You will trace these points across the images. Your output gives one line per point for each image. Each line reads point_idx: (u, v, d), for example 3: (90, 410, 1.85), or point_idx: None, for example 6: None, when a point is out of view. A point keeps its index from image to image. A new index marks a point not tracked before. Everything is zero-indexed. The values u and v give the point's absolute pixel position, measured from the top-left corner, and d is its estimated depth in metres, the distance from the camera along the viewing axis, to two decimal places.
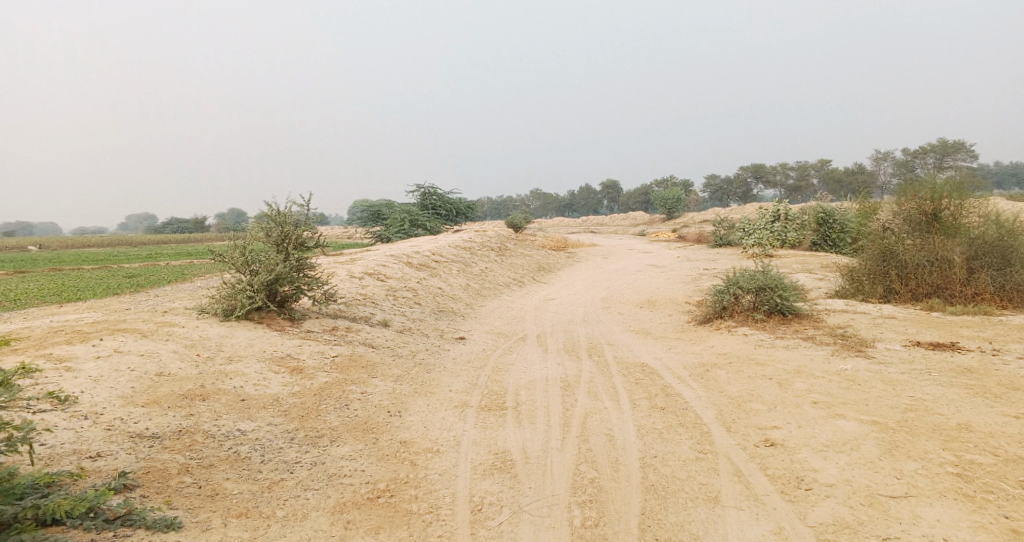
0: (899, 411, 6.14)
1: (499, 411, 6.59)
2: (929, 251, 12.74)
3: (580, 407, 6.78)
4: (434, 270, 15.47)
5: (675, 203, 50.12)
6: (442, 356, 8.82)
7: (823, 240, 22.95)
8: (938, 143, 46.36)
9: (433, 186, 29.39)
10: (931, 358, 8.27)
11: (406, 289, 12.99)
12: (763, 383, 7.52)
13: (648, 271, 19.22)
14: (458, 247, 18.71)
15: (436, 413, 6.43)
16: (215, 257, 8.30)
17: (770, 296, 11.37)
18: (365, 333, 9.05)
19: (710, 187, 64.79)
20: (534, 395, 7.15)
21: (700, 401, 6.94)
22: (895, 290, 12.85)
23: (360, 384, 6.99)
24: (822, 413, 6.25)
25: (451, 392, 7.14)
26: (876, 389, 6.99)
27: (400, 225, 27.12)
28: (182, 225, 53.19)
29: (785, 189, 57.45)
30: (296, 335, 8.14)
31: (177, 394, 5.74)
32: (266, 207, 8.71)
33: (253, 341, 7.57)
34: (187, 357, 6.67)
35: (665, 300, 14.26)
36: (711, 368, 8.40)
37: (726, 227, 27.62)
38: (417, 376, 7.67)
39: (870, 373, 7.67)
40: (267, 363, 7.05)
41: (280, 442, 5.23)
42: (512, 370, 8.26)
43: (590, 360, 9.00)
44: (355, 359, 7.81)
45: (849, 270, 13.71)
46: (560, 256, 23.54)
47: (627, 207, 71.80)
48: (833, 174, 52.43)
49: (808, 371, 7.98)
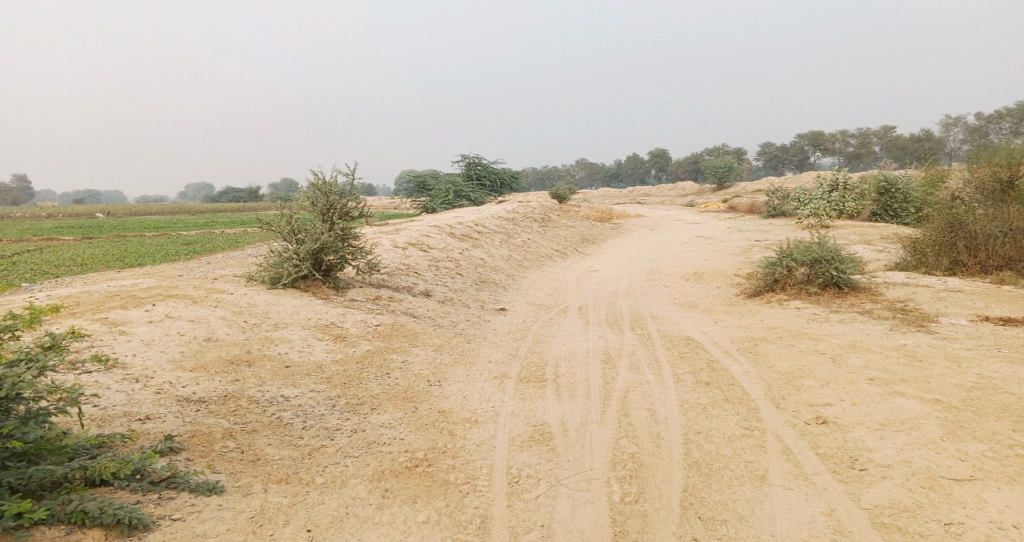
0: (963, 389, 5.80)
1: (540, 383, 6.52)
2: (1002, 221, 11.97)
3: (622, 380, 6.64)
4: (478, 240, 15.44)
5: (726, 172, 48.68)
6: (483, 327, 8.79)
7: (883, 211, 21.93)
8: (1014, 106, 43.48)
9: (478, 156, 29.26)
10: (1000, 334, 7.79)
11: (449, 259, 13.00)
12: (816, 359, 7.22)
13: (697, 243, 18.75)
14: (502, 218, 18.62)
15: (477, 383, 6.40)
16: (262, 226, 8.42)
17: (826, 269, 10.91)
18: (408, 303, 9.09)
19: (764, 155, 62.67)
20: (575, 367, 7.05)
21: (748, 376, 6.71)
22: (963, 262, 12.14)
23: (401, 353, 7.02)
24: (878, 391, 5.96)
25: (491, 363, 7.12)
26: (938, 366, 6.62)
27: (445, 195, 27.19)
28: (236, 196, 54.66)
29: (844, 157, 55.07)
30: (340, 304, 8.22)
31: (223, 360, 5.85)
32: (312, 177, 8.75)
33: (298, 309, 7.68)
34: (234, 323, 6.81)
35: (713, 272, 13.89)
36: (760, 342, 8.13)
37: (780, 198, 26.68)
38: (458, 346, 7.66)
39: (932, 350, 7.27)
40: (311, 331, 7.13)
41: (322, 409, 5.28)
42: (554, 342, 8.17)
43: (634, 332, 8.83)
44: (398, 329, 7.84)
45: (913, 242, 13.05)
46: (606, 227, 23.21)
47: (676, 177, 70.24)
48: (896, 141, 49.94)
49: (865, 346, 7.63)
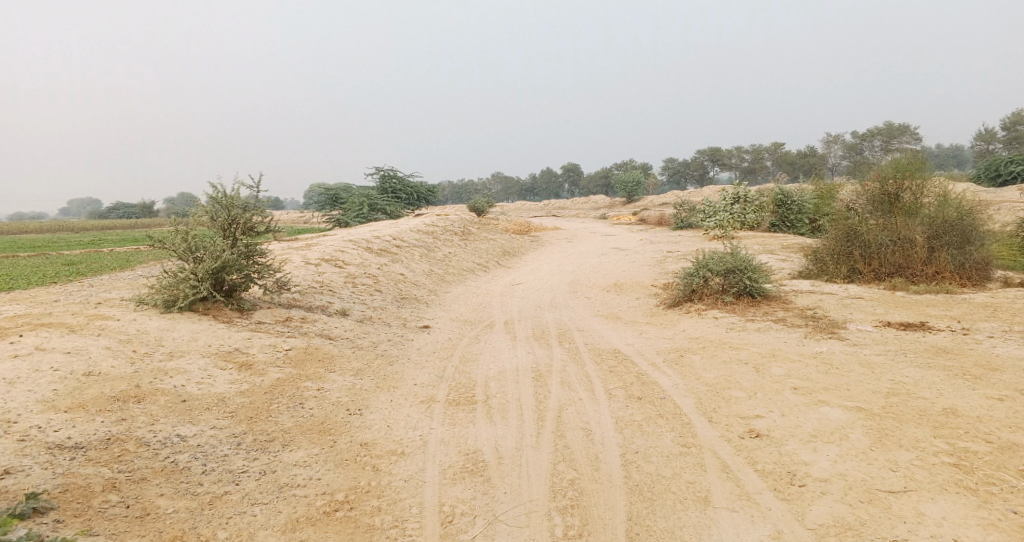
0: (882, 395, 5.93)
1: (468, 406, 6.16)
2: (891, 230, 12.73)
3: (553, 399, 6.40)
4: (395, 255, 14.90)
5: (635, 186, 50.17)
6: (405, 347, 8.33)
7: (782, 222, 23.06)
8: (886, 125, 47.39)
9: (392, 169, 28.60)
10: (903, 339, 8.16)
11: (365, 275, 12.41)
12: (740, 369, 7.26)
13: (613, 254, 18.98)
14: (420, 231, 18.13)
15: (401, 410, 5.96)
16: (154, 243, 7.63)
17: (740, 279, 11.19)
18: (322, 324, 8.49)
19: (668, 170, 65.19)
20: (505, 387, 6.75)
21: (677, 389, 6.63)
22: (859, 270, 12.83)
23: (316, 380, 6.47)
24: (804, 400, 6.01)
25: (415, 387, 6.69)
26: (855, 372, 6.78)
27: (358, 209, 26.37)
28: (129, 211, 50.94)
29: (741, 171, 58.11)
30: (245, 328, 7.54)
31: (107, 396, 5.14)
32: (211, 188, 8.05)
33: (197, 335, 6.96)
34: (120, 353, 6.04)
35: (632, 283, 14.00)
36: (685, 353, 8.13)
37: (687, 210, 27.61)
38: (379, 369, 7.18)
39: (846, 356, 7.49)
40: (213, 359, 6.46)
41: (226, 449, 4.70)
42: (480, 361, 7.84)
43: (561, 347, 8.63)
44: (312, 353, 7.26)
45: (814, 251, 13.69)
46: (524, 240, 23.17)
47: (588, 190, 71.84)
48: (787, 157, 53.24)
49: (784, 354, 7.76)
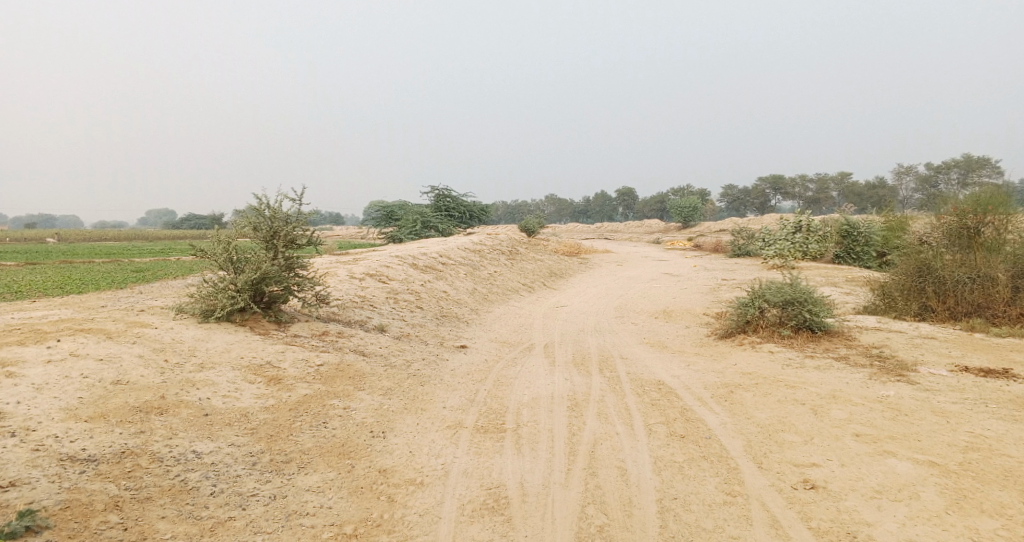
0: (958, 449, 5.31)
1: (498, 434, 5.83)
2: (970, 267, 11.80)
3: (589, 431, 6.00)
4: (440, 272, 14.76)
5: (692, 211, 49.16)
6: (440, 367, 8.07)
7: (846, 253, 21.94)
8: (963, 157, 45.04)
9: (446, 188, 28.76)
10: (982, 386, 7.39)
11: (408, 291, 12.28)
12: (795, 410, 6.69)
13: (665, 280, 18.38)
14: (468, 250, 17.99)
15: (427, 435, 5.68)
16: (195, 253, 7.62)
17: (799, 311, 10.52)
18: (358, 340, 8.33)
19: (727, 197, 63.71)
20: (538, 416, 6.39)
21: (725, 429, 6.13)
22: (931, 308, 11.93)
23: (343, 398, 6.27)
24: (867, 449, 5.44)
25: (445, 410, 6.41)
26: (927, 421, 6.13)
27: (412, 226, 26.57)
28: (197, 222, 53.06)
29: (803, 201, 56.21)
30: (279, 341, 7.44)
31: (129, 406, 5.04)
32: (256, 200, 8.04)
33: (230, 346, 6.89)
34: (152, 363, 5.98)
35: (682, 310, 13.43)
36: (736, 389, 7.58)
37: (745, 238, 26.68)
38: (410, 389, 6.93)
39: (916, 402, 6.81)
40: (242, 372, 6.34)
41: (239, 469, 4.53)
42: (516, 385, 7.51)
43: (602, 376, 8.20)
44: (343, 369, 7.08)
45: (881, 286, 12.86)
46: (573, 261, 22.79)
47: (643, 214, 70.88)
48: (853, 187, 51.26)
49: (845, 397, 7.13)
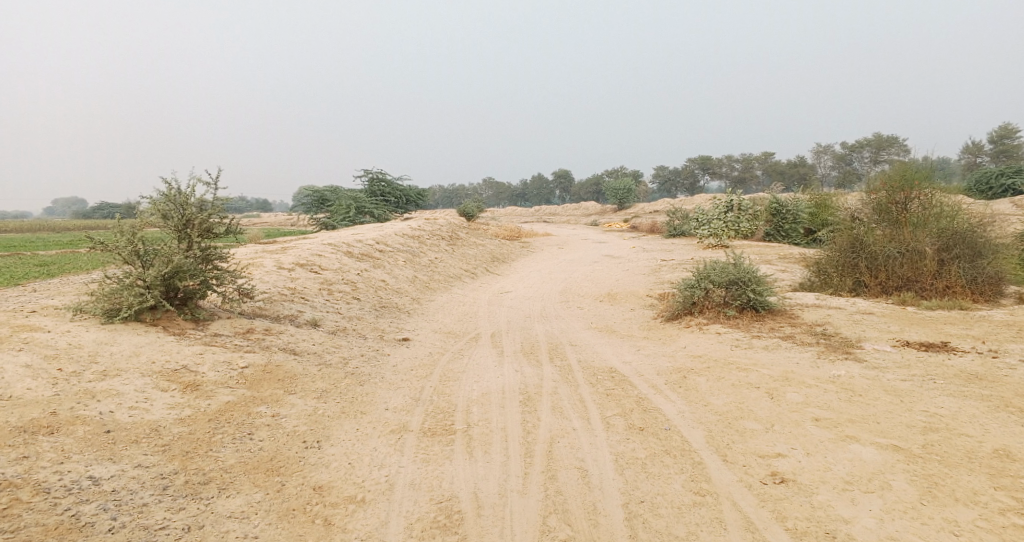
0: (918, 430, 5.21)
1: (446, 437, 5.37)
2: (899, 242, 12.03)
3: (544, 428, 5.62)
4: (377, 260, 14.06)
5: (626, 194, 49.65)
6: (380, 364, 7.50)
7: (776, 231, 22.35)
8: (876, 137, 47.11)
9: (380, 172, 27.76)
10: (926, 361, 7.42)
11: (343, 281, 11.58)
12: (752, 395, 6.50)
13: (606, 262, 18.21)
14: (405, 236, 17.29)
15: (368, 442, 5.16)
16: (94, 245, 6.76)
17: (743, 291, 10.46)
18: (288, 336, 7.66)
19: (658, 178, 64.72)
20: (488, 413, 5.96)
21: (684, 419, 5.87)
22: (864, 283, 12.15)
23: (272, 405, 5.66)
24: (829, 434, 5.27)
25: (387, 412, 5.88)
26: (882, 401, 6.03)
27: (346, 212, 25.57)
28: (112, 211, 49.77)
29: (730, 181, 57.68)
30: (198, 342, 6.70)
31: (11, 428, 4.29)
32: (164, 185, 7.21)
33: (140, 350, 6.12)
34: (42, 373, 5.18)
35: (627, 293, 13.25)
36: (688, 375, 7.36)
37: (680, 218, 26.93)
38: (347, 391, 6.36)
39: (867, 381, 6.75)
40: (153, 379, 5.61)
41: (146, 496, 3.90)
42: (462, 380, 7.05)
43: (552, 365, 7.84)
44: (271, 371, 6.43)
45: (817, 262, 13.06)
46: (514, 245, 22.41)
47: (579, 197, 71.30)
48: (776, 167, 52.90)
49: (798, 378, 7.01)
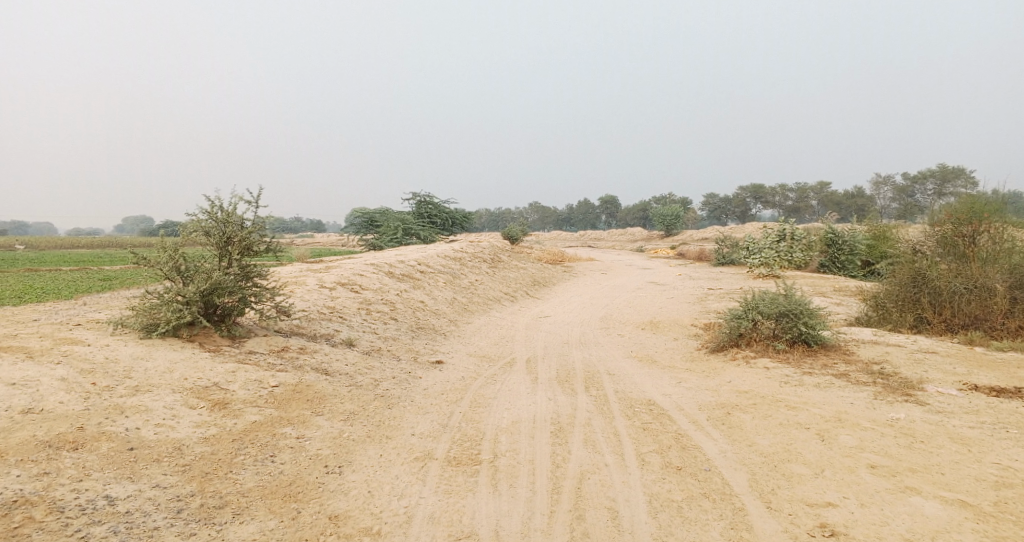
0: (988, 485, 4.74)
1: (472, 467, 5.17)
2: (966, 277, 11.31)
3: (575, 463, 5.36)
4: (418, 281, 14.04)
5: (674, 221, 48.89)
6: (411, 387, 7.36)
7: (830, 263, 21.39)
8: (939, 167, 45.22)
9: (428, 195, 28.04)
10: (996, 408, 6.82)
11: (383, 302, 11.57)
12: (801, 436, 6.08)
13: (650, 289, 17.78)
14: (448, 258, 17.29)
15: (391, 469, 5.01)
16: (136, 260, 6.86)
17: (794, 324, 9.96)
18: (322, 356, 7.60)
19: (708, 205, 63.64)
20: (518, 444, 5.73)
21: (726, 459, 5.50)
22: (927, 319, 11.44)
23: (297, 426, 5.56)
24: (886, 484, 4.85)
25: (413, 438, 5.72)
26: (947, 449, 5.54)
27: (393, 233, 25.85)
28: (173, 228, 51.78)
29: (783, 210, 56.22)
30: (231, 359, 6.69)
31: (36, 442, 4.29)
32: (207, 203, 7.32)
33: (174, 365, 6.14)
34: (75, 387, 5.21)
35: (670, 321, 12.84)
36: (732, 411, 6.97)
37: (729, 246, 26.23)
38: (375, 414, 6.23)
39: (929, 427, 6.24)
40: (182, 396, 5.59)
41: (159, 519, 3.86)
42: (494, 407, 6.83)
43: (588, 395, 7.55)
44: (300, 391, 6.35)
45: (875, 296, 12.42)
46: (557, 270, 22.19)
47: (626, 223, 70.66)
48: (832, 197, 51.33)
49: (852, 420, 6.54)
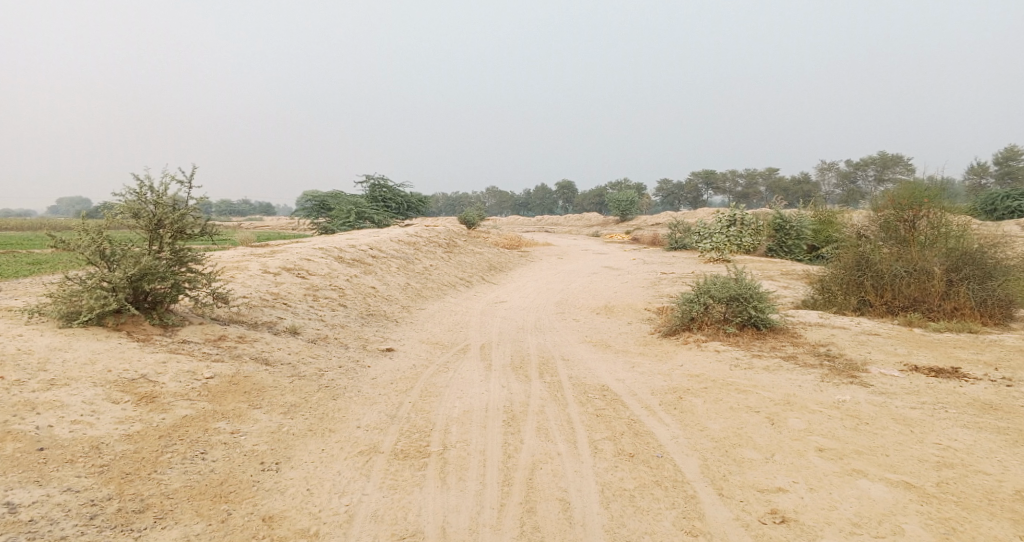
0: (931, 465, 4.80)
1: (419, 460, 4.98)
2: (907, 261, 11.60)
3: (526, 452, 5.21)
4: (368, 266, 13.67)
5: (628, 206, 49.32)
6: (359, 376, 7.09)
7: (778, 247, 21.88)
8: (879, 155, 46.76)
9: (381, 178, 27.46)
10: (936, 388, 6.97)
11: (331, 287, 11.19)
12: (751, 420, 6.07)
13: (605, 274, 17.80)
14: (401, 242, 16.91)
15: (332, 465, 4.78)
16: (55, 243, 6.36)
17: (744, 308, 10.05)
18: (263, 345, 7.25)
19: (661, 191, 64.45)
20: (468, 434, 5.55)
21: (678, 445, 5.44)
22: (870, 302, 11.72)
23: (233, 421, 5.26)
24: (833, 467, 4.86)
25: (358, 431, 5.47)
26: (891, 431, 5.61)
27: (346, 217, 25.24)
28: None
29: (733, 196, 57.36)
30: (163, 349, 6.30)
31: None
32: (135, 182, 6.85)
33: (97, 357, 5.73)
34: None
35: (624, 306, 12.84)
36: (685, 396, 6.94)
37: (682, 230, 26.52)
38: (318, 405, 5.95)
39: (874, 408, 6.33)
40: (104, 390, 5.20)
41: (68, 528, 3.63)
42: (444, 396, 6.62)
43: (542, 381, 7.41)
44: (238, 382, 6.01)
45: (821, 280, 12.67)
46: (513, 255, 22.04)
47: (582, 208, 71.01)
48: (780, 183, 52.58)
49: (801, 403, 6.58)
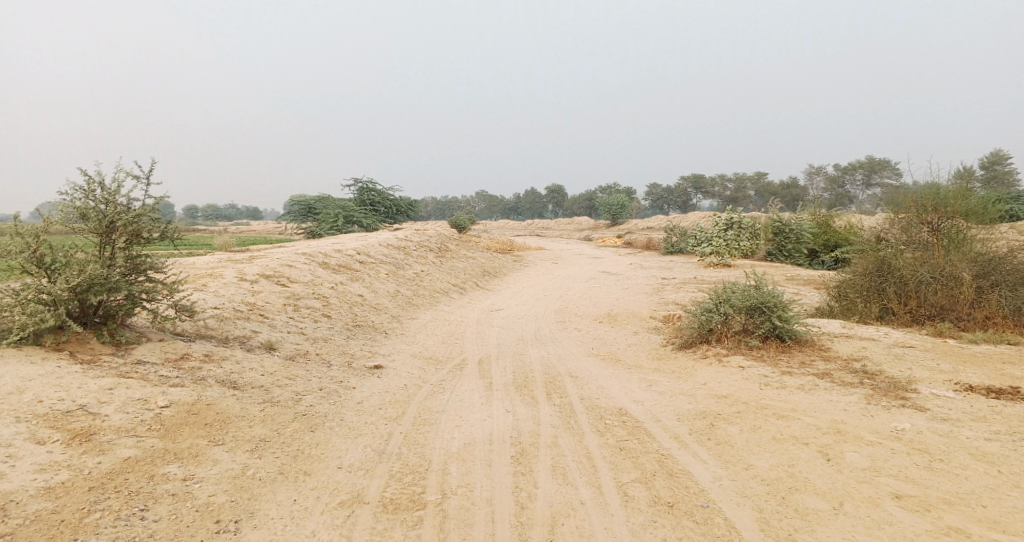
0: None
1: (414, 514, 4.08)
2: (933, 265, 10.72)
3: (543, 501, 4.32)
4: (355, 272, 12.68)
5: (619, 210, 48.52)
6: (342, 401, 6.14)
7: (777, 251, 21.03)
8: (868, 159, 46.31)
9: (370, 181, 26.46)
10: (1003, 414, 6.11)
11: (313, 296, 10.19)
12: (802, 454, 5.18)
13: (603, 280, 16.90)
14: (390, 247, 15.92)
15: (306, 523, 3.91)
16: None
17: (767, 319, 9.16)
18: (232, 365, 6.27)
19: (651, 196, 63.80)
20: (472, 476, 4.63)
21: (724, 490, 4.53)
22: (892, 310, 10.86)
23: (188, 463, 4.31)
24: (921, 524, 4.02)
25: (340, 473, 4.54)
26: (975, 470, 4.74)
27: (332, 221, 24.16)
28: None
29: (722, 199, 56.75)
30: (110, 371, 5.32)
31: None
32: (83, 178, 5.89)
33: (26, 383, 4.76)
34: None
35: (629, 314, 11.92)
36: (717, 423, 6.04)
37: (678, 234, 25.68)
38: (293, 440, 5.00)
39: (941, 439, 5.44)
40: (29, 427, 4.26)
41: None
42: (441, 425, 5.68)
43: (551, 405, 6.48)
44: (197, 412, 5.04)
45: (839, 286, 11.83)
46: (507, 260, 21.12)
47: (572, 212, 70.21)
48: (769, 187, 52.06)
49: (853, 432, 5.70)
